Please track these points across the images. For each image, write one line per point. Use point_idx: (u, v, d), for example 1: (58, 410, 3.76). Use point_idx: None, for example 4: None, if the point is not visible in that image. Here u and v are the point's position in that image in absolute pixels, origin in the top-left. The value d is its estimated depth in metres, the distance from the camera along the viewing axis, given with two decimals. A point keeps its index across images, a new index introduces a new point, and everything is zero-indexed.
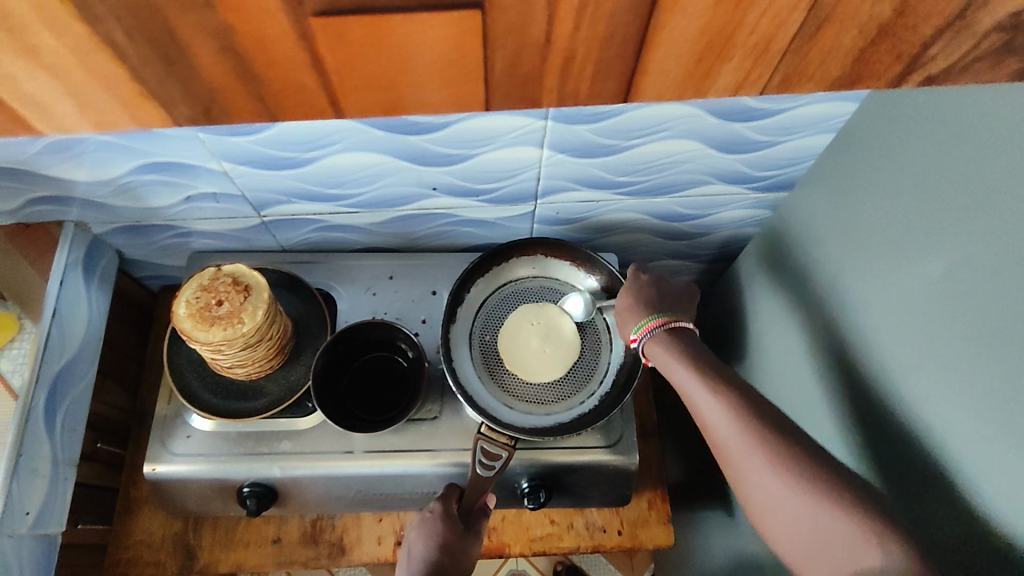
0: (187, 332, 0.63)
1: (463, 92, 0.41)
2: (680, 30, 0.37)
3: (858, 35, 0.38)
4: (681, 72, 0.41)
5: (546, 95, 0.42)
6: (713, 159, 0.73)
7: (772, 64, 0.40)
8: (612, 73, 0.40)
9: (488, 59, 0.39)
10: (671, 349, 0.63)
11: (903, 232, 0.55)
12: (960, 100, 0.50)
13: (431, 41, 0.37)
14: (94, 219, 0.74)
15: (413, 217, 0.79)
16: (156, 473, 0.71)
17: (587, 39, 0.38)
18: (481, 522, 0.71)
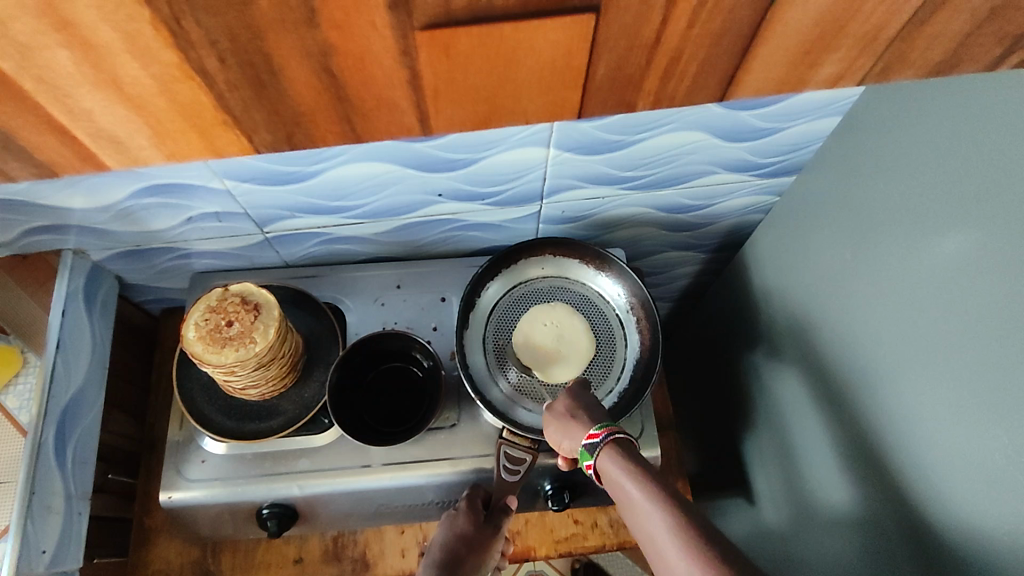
0: (198, 355, 0.61)
1: (559, 100, 0.41)
2: (795, 22, 0.37)
3: (968, 19, 0.38)
4: (786, 64, 0.40)
5: (643, 97, 0.41)
6: (719, 148, 0.72)
7: (876, 54, 0.40)
8: (716, 69, 0.40)
9: (592, 65, 0.38)
10: (625, 462, 0.56)
11: (918, 211, 0.55)
12: (974, 84, 0.50)
13: (538, 47, 0.36)
14: (93, 245, 0.72)
15: (418, 224, 0.78)
16: (172, 501, 0.69)
17: (698, 37, 0.37)
18: (502, 523, 0.69)
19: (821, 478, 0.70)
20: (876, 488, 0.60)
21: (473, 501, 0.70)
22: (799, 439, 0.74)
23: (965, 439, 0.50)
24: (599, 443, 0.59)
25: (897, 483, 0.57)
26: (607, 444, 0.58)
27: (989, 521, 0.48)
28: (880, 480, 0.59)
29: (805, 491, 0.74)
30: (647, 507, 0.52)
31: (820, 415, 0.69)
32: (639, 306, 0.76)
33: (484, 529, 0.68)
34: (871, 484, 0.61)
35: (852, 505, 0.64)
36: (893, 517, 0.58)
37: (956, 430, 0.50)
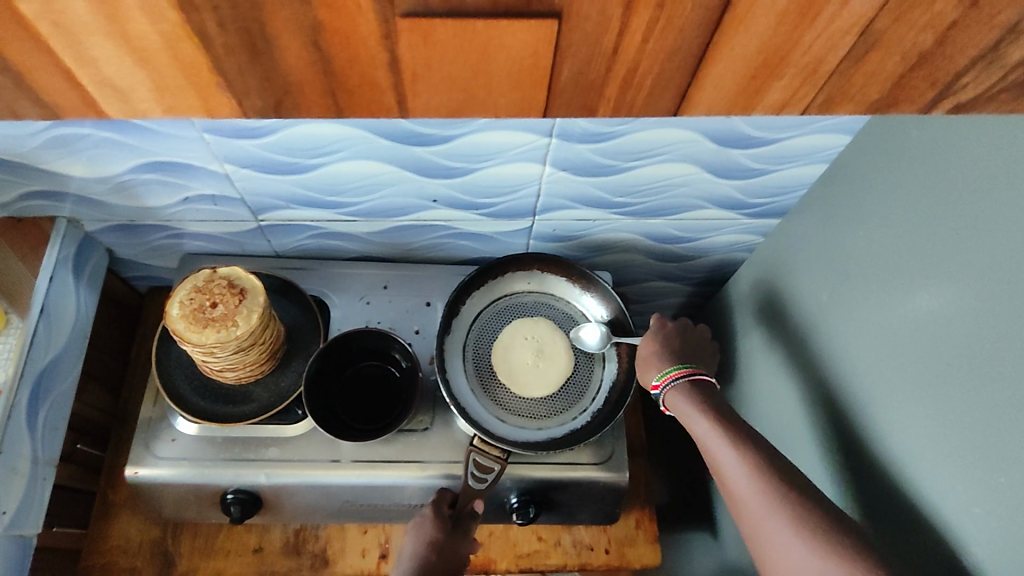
0: (180, 334, 0.62)
1: (527, 98, 0.40)
2: (740, 46, 0.37)
3: (900, 61, 0.39)
4: (736, 86, 0.40)
5: (604, 104, 0.41)
6: (711, 184, 0.75)
7: (818, 87, 0.40)
8: (669, 85, 0.39)
9: (555, 67, 0.38)
10: (687, 394, 0.66)
11: (895, 264, 0.57)
12: (956, 136, 0.52)
13: (508, 45, 0.36)
14: (87, 216, 0.73)
15: (411, 228, 0.79)
16: (138, 477, 0.69)
17: (654, 52, 0.37)
18: (471, 528, 0.70)
19: None
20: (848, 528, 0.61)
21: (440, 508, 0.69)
22: None
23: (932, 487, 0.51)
24: (661, 391, 0.68)
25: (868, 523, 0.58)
26: (668, 391, 0.68)
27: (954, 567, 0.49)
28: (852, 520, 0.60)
29: None
30: (715, 440, 0.60)
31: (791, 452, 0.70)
32: (620, 329, 0.77)
33: (453, 535, 0.68)
34: None
35: None
36: None
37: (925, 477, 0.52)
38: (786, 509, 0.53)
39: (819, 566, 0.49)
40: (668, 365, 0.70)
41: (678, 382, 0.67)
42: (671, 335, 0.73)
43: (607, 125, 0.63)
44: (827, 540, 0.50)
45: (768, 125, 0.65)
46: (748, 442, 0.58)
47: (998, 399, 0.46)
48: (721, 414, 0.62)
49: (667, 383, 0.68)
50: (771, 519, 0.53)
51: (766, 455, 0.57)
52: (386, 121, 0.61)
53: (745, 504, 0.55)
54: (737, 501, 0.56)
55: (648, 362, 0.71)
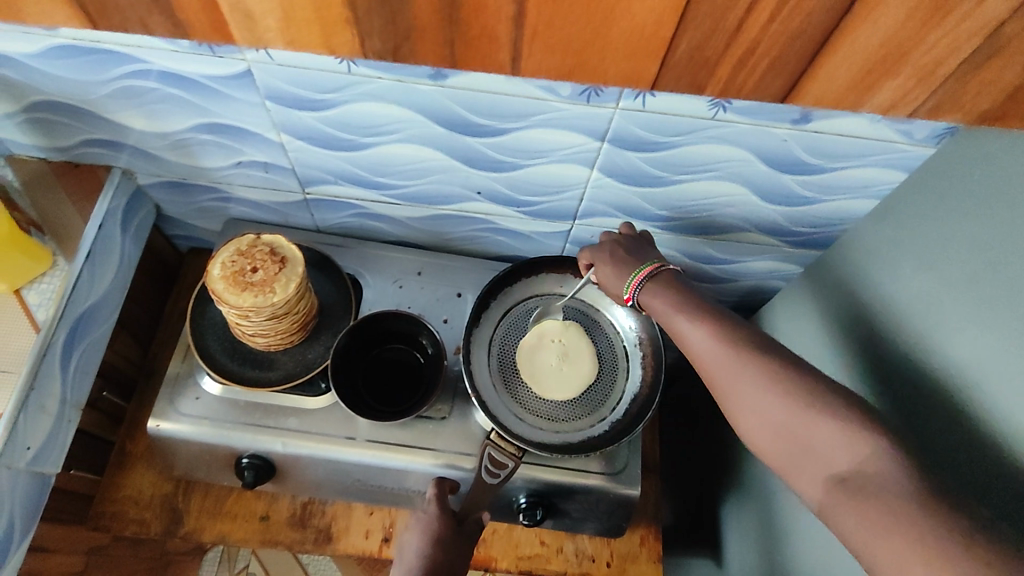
0: (218, 293, 0.63)
1: (638, 68, 0.43)
2: (862, 40, 0.41)
3: (1020, 71, 0.41)
4: (850, 79, 0.43)
5: (713, 83, 0.44)
6: (757, 206, 0.74)
7: (932, 88, 0.43)
8: (783, 70, 0.43)
9: (675, 40, 0.41)
10: (655, 278, 0.60)
11: (936, 304, 0.54)
12: (1003, 178, 0.51)
13: (636, 7, 0.39)
14: (142, 169, 0.74)
15: (451, 218, 0.80)
16: (159, 430, 0.70)
17: (777, 32, 0.40)
18: (473, 534, 0.67)
19: (796, 554, 0.69)
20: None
21: (442, 491, 0.68)
22: (781, 509, 0.73)
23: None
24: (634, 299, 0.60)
25: None
26: (640, 295, 0.60)
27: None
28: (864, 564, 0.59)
29: (777, 564, 0.73)
30: (678, 317, 0.55)
31: None
32: (647, 341, 0.77)
33: (456, 530, 0.66)
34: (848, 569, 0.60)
35: None
36: None
37: None
38: (756, 379, 0.47)
39: (796, 422, 0.45)
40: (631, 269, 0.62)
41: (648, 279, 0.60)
42: (624, 239, 0.67)
43: (663, 134, 0.63)
44: (801, 393, 0.45)
45: (825, 152, 0.64)
46: (715, 314, 0.53)
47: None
48: (689, 296, 0.56)
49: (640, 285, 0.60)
50: (743, 378, 0.48)
51: (736, 325, 0.52)
52: (444, 108, 0.61)
53: (713, 372, 0.50)
54: (706, 372, 0.51)
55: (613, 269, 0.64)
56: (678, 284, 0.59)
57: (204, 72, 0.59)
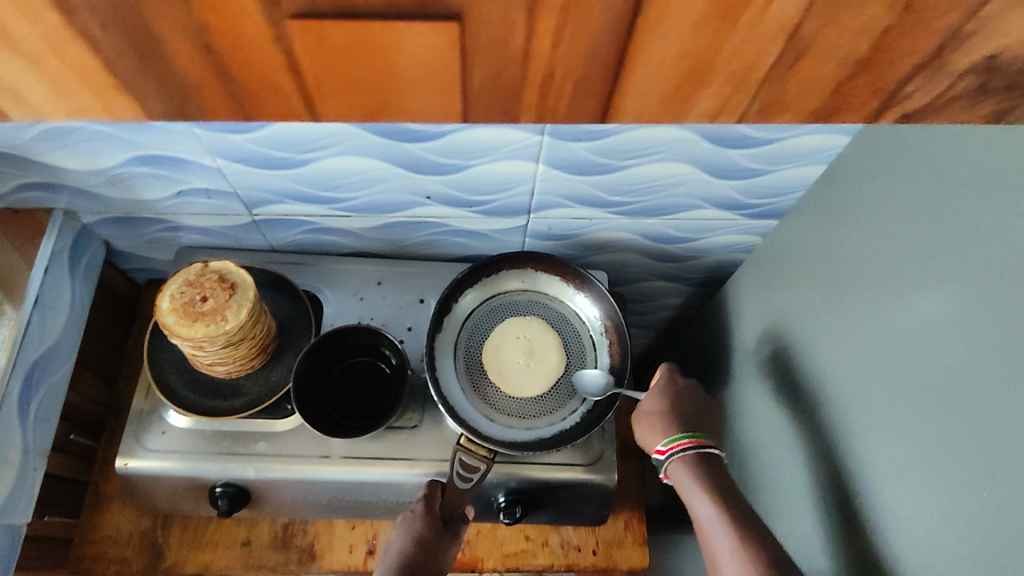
0: (169, 327, 0.62)
1: (443, 103, 0.38)
2: (661, 52, 0.35)
3: (838, 68, 0.37)
4: (662, 95, 0.38)
5: (525, 111, 0.39)
6: (708, 183, 0.73)
7: (752, 94, 0.38)
8: (594, 91, 0.38)
9: (466, 72, 0.36)
10: (695, 473, 0.64)
11: (894, 270, 0.54)
12: (951, 136, 0.50)
13: (410, 49, 0.34)
14: (83, 208, 0.73)
15: (405, 224, 0.79)
16: (127, 468, 0.69)
17: (568, 57, 0.35)
18: (459, 530, 0.69)
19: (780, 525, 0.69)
20: (836, 543, 0.60)
21: (432, 494, 0.69)
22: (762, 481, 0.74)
23: (919, 509, 0.50)
24: (666, 459, 0.66)
25: (857, 532, 0.57)
26: (673, 460, 0.66)
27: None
28: (839, 528, 0.59)
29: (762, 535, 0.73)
30: (715, 527, 0.60)
31: (786, 458, 0.69)
32: (612, 329, 0.77)
33: (443, 535, 0.67)
34: (828, 535, 0.61)
35: (810, 555, 0.64)
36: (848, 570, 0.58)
37: (904, 490, 0.51)
38: None
39: None
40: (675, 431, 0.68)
41: (686, 452, 0.66)
42: (686, 397, 0.71)
43: (602, 123, 0.62)
44: None
45: (766, 124, 0.64)
46: (746, 531, 0.59)
47: (994, 423, 0.43)
48: (725, 500, 0.61)
49: (675, 452, 0.66)
50: None
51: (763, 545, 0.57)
52: None
53: None
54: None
55: (651, 425, 0.70)
56: (720, 486, 0.63)
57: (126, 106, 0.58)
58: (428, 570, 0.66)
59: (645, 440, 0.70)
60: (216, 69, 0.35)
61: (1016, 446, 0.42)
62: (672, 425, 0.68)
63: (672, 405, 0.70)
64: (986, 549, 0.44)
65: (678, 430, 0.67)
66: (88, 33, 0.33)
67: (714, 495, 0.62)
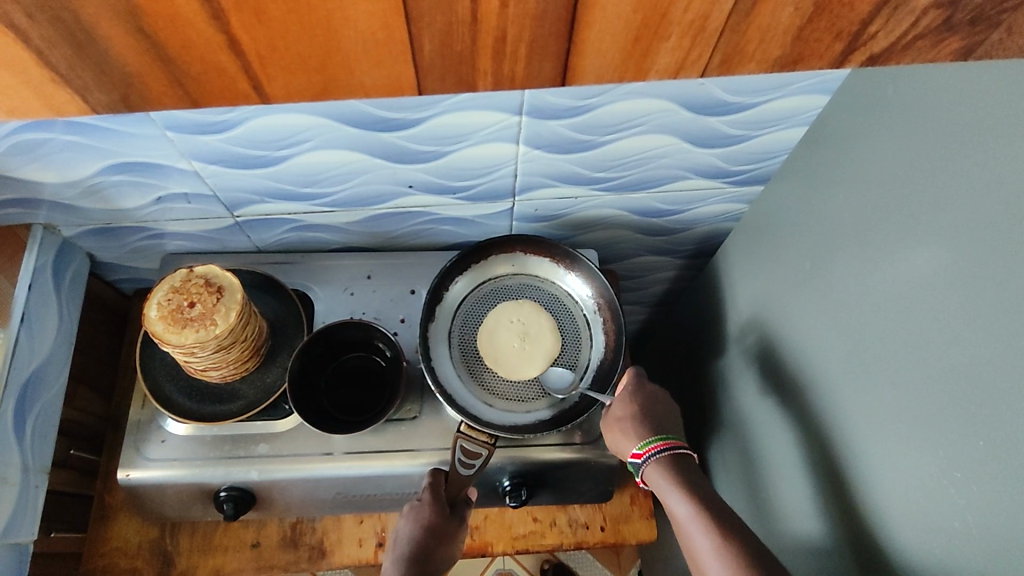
0: (158, 335, 0.62)
1: (395, 75, 0.40)
2: (612, 8, 0.37)
3: (795, 12, 0.38)
4: (619, 52, 0.40)
5: (481, 78, 0.41)
6: (691, 153, 0.73)
7: (711, 44, 0.40)
8: (548, 53, 0.40)
9: (415, 39, 0.38)
10: (671, 475, 0.65)
11: (881, 227, 0.54)
12: (934, 88, 0.50)
13: (354, 19, 0.36)
14: (64, 221, 0.72)
15: (390, 216, 0.78)
16: (130, 479, 0.69)
17: (518, 17, 0.37)
18: (465, 514, 0.69)
19: (781, 490, 0.70)
20: (832, 503, 0.60)
21: (438, 482, 0.68)
22: (762, 448, 0.74)
23: (910, 463, 0.50)
24: (641, 463, 0.67)
25: (852, 491, 0.57)
26: (648, 464, 0.67)
27: (921, 538, 0.49)
28: (834, 489, 0.60)
29: (766, 501, 0.73)
30: (692, 523, 0.61)
31: (779, 424, 0.69)
32: (605, 306, 0.77)
33: (451, 518, 0.67)
34: (826, 497, 0.61)
35: (807, 517, 0.64)
36: (841, 530, 0.59)
37: (894, 446, 0.51)
38: None
39: None
40: (647, 433, 0.68)
41: (660, 454, 0.66)
42: (654, 399, 0.71)
43: (580, 98, 0.61)
44: None
45: (744, 89, 0.63)
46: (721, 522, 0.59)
47: (985, 371, 0.43)
48: (699, 493, 0.62)
49: (650, 455, 0.67)
50: None
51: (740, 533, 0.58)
52: (349, 107, 0.59)
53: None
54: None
55: (623, 429, 0.69)
56: (695, 484, 0.64)
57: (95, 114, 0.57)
58: (436, 556, 0.66)
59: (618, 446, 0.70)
60: (156, 55, 0.37)
61: (1007, 395, 0.42)
62: (644, 427, 0.68)
63: (642, 408, 0.70)
64: (982, 497, 0.44)
65: (650, 432, 0.68)
66: (16, 28, 0.34)
67: (691, 493, 0.62)
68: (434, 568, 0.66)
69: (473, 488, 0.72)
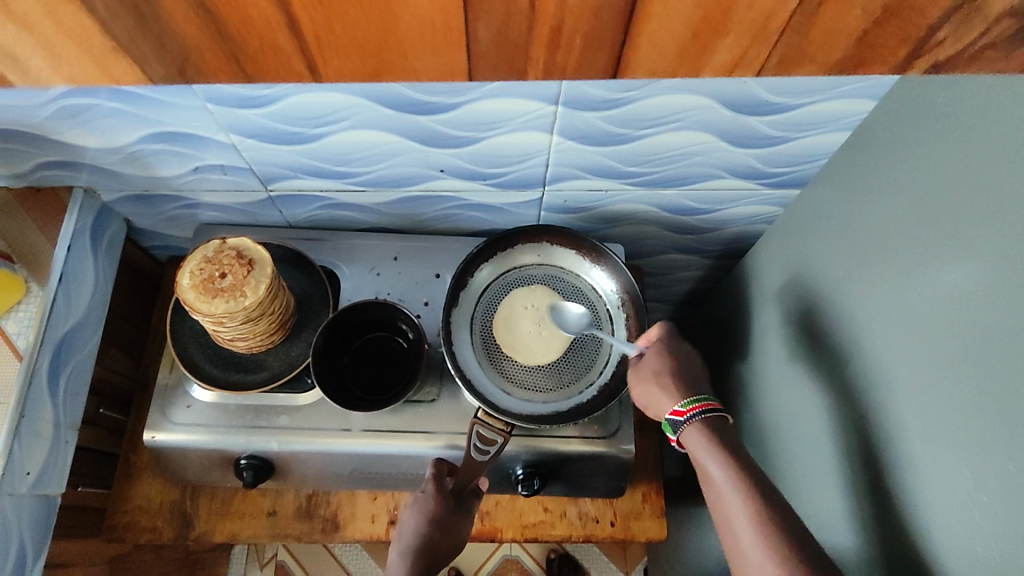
0: (190, 303, 0.63)
1: (448, 61, 0.40)
2: (675, 5, 0.36)
3: (863, 15, 0.37)
4: (679, 48, 0.39)
5: (533, 67, 0.41)
6: (727, 153, 0.72)
7: (772, 44, 0.39)
8: (604, 45, 0.39)
9: (471, 27, 0.38)
10: (711, 440, 0.62)
11: (922, 240, 0.53)
12: (988, 101, 0.48)
13: (413, 4, 0.36)
14: (104, 186, 0.74)
15: (420, 199, 0.79)
16: (156, 441, 0.71)
17: (578, 9, 0.36)
18: (472, 505, 0.70)
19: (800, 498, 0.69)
20: (856, 515, 0.60)
21: (441, 473, 0.69)
22: (783, 454, 0.74)
23: (938, 483, 0.49)
24: (685, 422, 0.64)
25: (877, 505, 0.57)
26: (690, 424, 0.64)
27: (947, 560, 0.48)
28: (861, 502, 0.59)
29: None
30: (731, 493, 0.58)
31: (803, 433, 0.69)
32: (629, 302, 0.76)
33: (456, 512, 0.69)
34: (852, 509, 0.61)
35: (827, 527, 0.64)
36: (863, 542, 0.58)
37: (924, 464, 0.51)
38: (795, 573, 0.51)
39: None
40: (689, 392, 0.66)
41: (703, 415, 0.64)
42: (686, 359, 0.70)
43: (617, 91, 0.61)
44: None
45: (788, 89, 0.62)
46: (760, 493, 0.57)
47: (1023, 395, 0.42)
48: (740, 461, 0.59)
49: (695, 413, 0.64)
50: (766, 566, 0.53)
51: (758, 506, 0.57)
52: (386, 89, 0.59)
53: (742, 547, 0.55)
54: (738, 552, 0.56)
55: (662, 385, 0.67)
56: (737, 452, 0.60)
57: None
58: (444, 547, 0.68)
59: (651, 404, 0.68)
60: (215, 31, 0.38)
61: None
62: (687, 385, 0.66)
63: (677, 367, 0.68)
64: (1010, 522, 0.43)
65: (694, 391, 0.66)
66: None
67: (733, 462, 0.59)
68: (443, 556, 0.68)
69: (485, 477, 0.72)
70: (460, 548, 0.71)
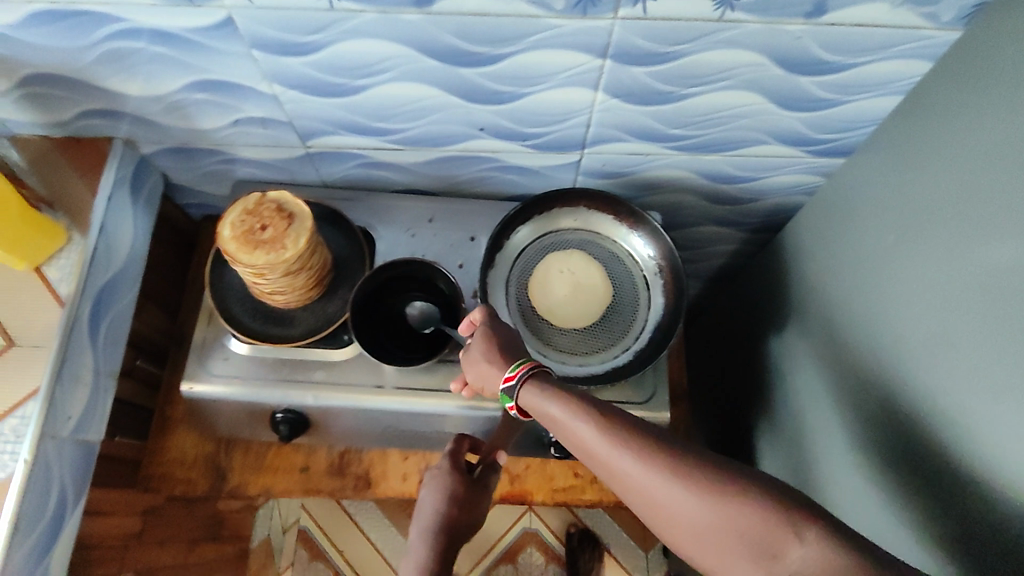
0: (232, 254, 0.63)
1: None
2: None
3: None
4: None
5: None
6: (774, 116, 0.70)
7: None
8: None
9: None
10: (552, 395, 0.52)
11: (979, 201, 0.51)
12: None
13: None
14: (143, 137, 0.74)
15: (457, 159, 0.78)
16: (193, 392, 0.71)
17: None
18: (489, 480, 0.69)
19: (834, 468, 0.68)
20: (891, 483, 0.59)
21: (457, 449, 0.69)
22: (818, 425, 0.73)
23: (985, 448, 0.48)
24: (516, 385, 0.55)
25: (915, 472, 0.56)
26: (521, 386, 0.55)
27: (989, 526, 0.47)
28: (895, 469, 0.58)
29: (815, 478, 0.72)
30: (618, 454, 0.47)
31: (839, 402, 0.67)
32: (667, 268, 0.75)
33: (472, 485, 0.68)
34: (886, 477, 0.60)
35: (861, 496, 0.63)
36: (900, 510, 0.57)
37: (971, 429, 0.50)
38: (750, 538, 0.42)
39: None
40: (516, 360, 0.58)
41: (534, 372, 0.55)
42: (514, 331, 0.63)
43: (667, 44, 0.59)
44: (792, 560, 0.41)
45: (843, 47, 0.60)
46: (649, 449, 0.46)
47: None
48: (596, 414, 0.49)
49: (525, 372, 0.55)
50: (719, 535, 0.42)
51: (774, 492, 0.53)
52: (431, 38, 0.59)
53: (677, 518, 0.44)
54: (635, 491, 0.46)
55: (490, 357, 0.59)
56: (587, 401, 0.51)
57: (183, 25, 0.57)
58: (461, 524, 0.66)
59: (487, 380, 0.60)
60: None
61: None
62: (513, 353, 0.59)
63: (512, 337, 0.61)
64: None
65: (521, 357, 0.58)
66: None
67: (597, 416, 0.49)
68: (463, 533, 0.67)
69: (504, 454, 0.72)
70: (480, 526, 0.69)
